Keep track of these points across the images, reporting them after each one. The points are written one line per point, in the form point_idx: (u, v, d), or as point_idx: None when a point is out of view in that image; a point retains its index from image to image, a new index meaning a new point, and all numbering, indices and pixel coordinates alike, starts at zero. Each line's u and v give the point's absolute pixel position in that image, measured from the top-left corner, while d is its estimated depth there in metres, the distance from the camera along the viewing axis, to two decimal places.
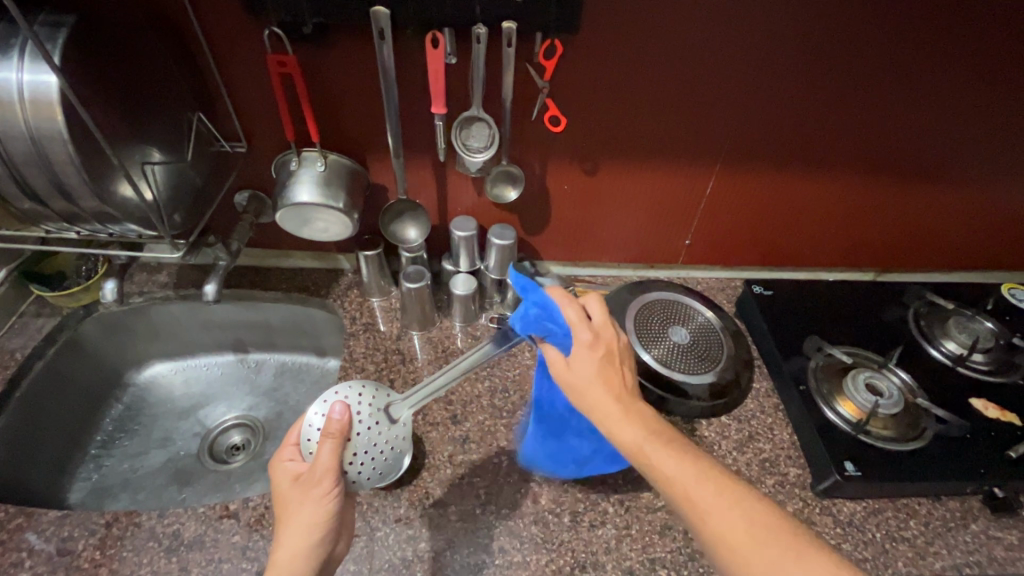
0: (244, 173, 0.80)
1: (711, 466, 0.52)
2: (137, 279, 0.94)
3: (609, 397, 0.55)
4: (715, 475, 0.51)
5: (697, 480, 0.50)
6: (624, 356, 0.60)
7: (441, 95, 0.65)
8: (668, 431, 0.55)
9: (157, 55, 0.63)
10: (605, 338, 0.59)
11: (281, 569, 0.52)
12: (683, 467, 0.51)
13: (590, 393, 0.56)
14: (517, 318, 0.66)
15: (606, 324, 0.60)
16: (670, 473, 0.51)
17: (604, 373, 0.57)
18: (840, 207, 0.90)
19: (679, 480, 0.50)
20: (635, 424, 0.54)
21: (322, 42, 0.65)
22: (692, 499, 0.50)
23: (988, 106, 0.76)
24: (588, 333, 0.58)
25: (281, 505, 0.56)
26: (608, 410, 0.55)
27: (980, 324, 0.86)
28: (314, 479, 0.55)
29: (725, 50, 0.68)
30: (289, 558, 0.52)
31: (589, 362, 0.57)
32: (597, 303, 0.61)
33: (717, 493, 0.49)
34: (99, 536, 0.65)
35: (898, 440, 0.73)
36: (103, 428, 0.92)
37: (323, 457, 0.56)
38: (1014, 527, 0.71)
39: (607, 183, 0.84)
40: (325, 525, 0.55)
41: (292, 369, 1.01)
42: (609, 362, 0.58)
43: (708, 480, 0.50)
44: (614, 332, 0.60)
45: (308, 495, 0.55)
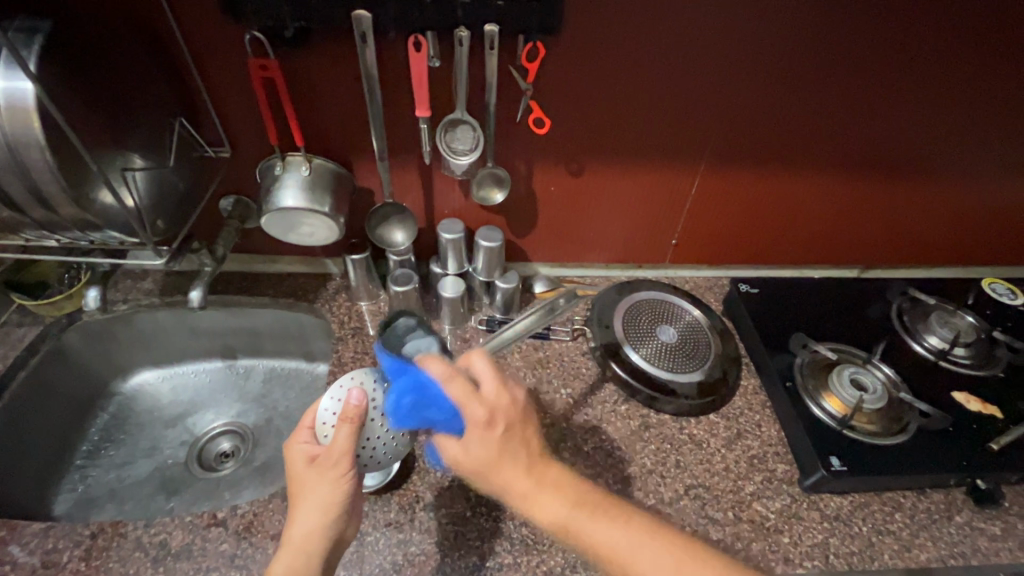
0: (229, 178, 0.80)
1: (645, 526, 0.52)
2: (122, 286, 0.93)
3: (524, 474, 0.53)
4: (649, 539, 0.51)
5: (629, 549, 0.50)
6: (526, 422, 0.56)
7: (425, 97, 0.65)
8: (595, 497, 0.54)
9: (137, 60, 0.62)
10: (498, 412, 0.55)
11: (297, 547, 0.54)
12: (614, 535, 0.51)
13: (505, 469, 0.53)
14: (392, 408, 0.58)
15: (498, 393, 0.55)
16: (604, 546, 0.51)
17: (507, 450, 0.54)
18: (824, 204, 0.91)
19: (611, 548, 0.51)
20: (554, 498, 0.53)
21: (304, 46, 0.65)
22: (630, 574, 0.49)
23: (965, 103, 0.77)
24: (481, 412, 0.54)
25: (296, 487, 0.56)
26: (520, 489, 0.53)
27: (961, 319, 0.87)
28: (326, 464, 0.55)
29: (707, 50, 0.69)
30: (303, 538, 0.54)
31: (486, 443, 0.53)
32: (483, 367, 0.56)
33: (659, 562, 0.49)
34: (84, 547, 0.64)
35: (883, 434, 0.74)
36: (89, 438, 0.91)
37: (338, 441, 0.55)
38: (997, 518, 0.72)
39: (593, 184, 0.85)
40: (339, 509, 0.55)
41: (281, 374, 1.00)
42: (510, 435, 0.55)
43: (643, 547, 0.50)
44: (508, 400, 0.56)
45: (322, 480, 0.55)
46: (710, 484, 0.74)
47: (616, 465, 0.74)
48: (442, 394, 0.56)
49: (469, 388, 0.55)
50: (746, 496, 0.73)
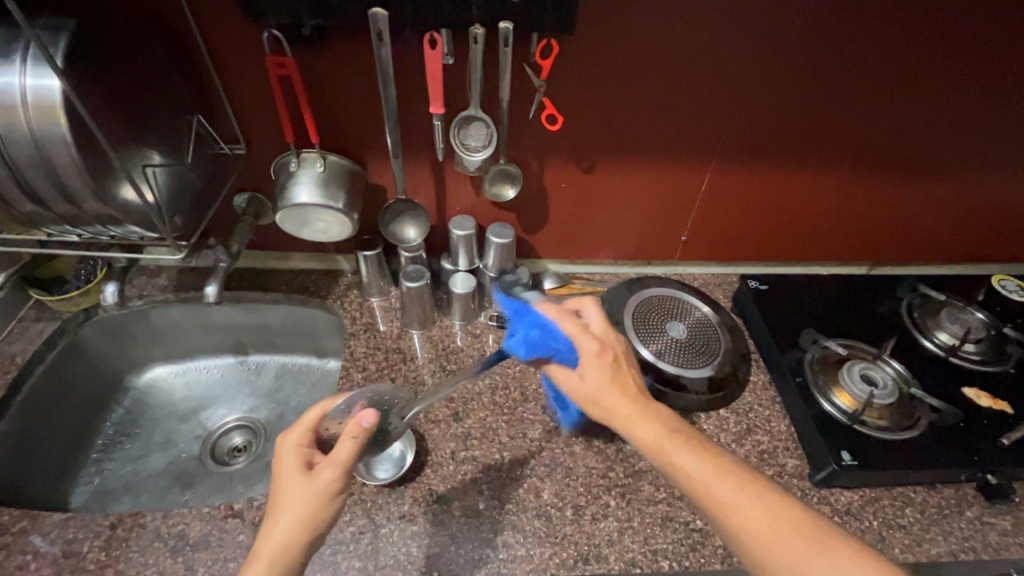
0: (243, 175, 0.81)
1: (731, 460, 0.54)
2: (137, 282, 0.94)
3: (626, 398, 0.59)
4: (735, 470, 0.53)
5: (717, 476, 0.52)
6: (630, 361, 0.64)
7: (439, 95, 0.66)
8: (688, 429, 0.57)
9: (157, 59, 0.63)
10: (608, 345, 0.63)
11: (264, 561, 0.51)
12: (702, 464, 0.53)
13: (606, 396, 0.59)
14: (518, 342, 0.64)
15: (607, 332, 0.65)
16: (693, 470, 0.53)
17: (616, 377, 0.60)
18: (834, 201, 0.92)
19: (699, 476, 0.52)
20: (651, 422, 0.57)
21: (320, 44, 0.65)
22: (715, 497, 0.51)
23: (978, 100, 0.77)
24: (592, 343, 0.62)
25: (281, 499, 0.53)
26: (623, 411, 0.58)
27: (972, 315, 0.87)
28: (324, 473, 0.53)
29: (719, 47, 0.69)
30: (275, 552, 0.51)
31: (600, 369, 0.60)
32: (593, 311, 0.67)
33: (743, 491, 0.51)
34: (104, 537, 0.65)
35: (894, 429, 0.74)
36: (104, 432, 0.92)
37: (342, 451, 0.54)
38: (1007, 513, 0.72)
39: (604, 181, 0.85)
40: (319, 531, 0.53)
41: (293, 370, 1.01)
42: (619, 365, 0.61)
43: (729, 475, 0.52)
44: (615, 339, 0.64)
45: (313, 495, 0.53)
46: None
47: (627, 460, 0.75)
48: (558, 331, 0.63)
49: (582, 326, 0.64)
50: None
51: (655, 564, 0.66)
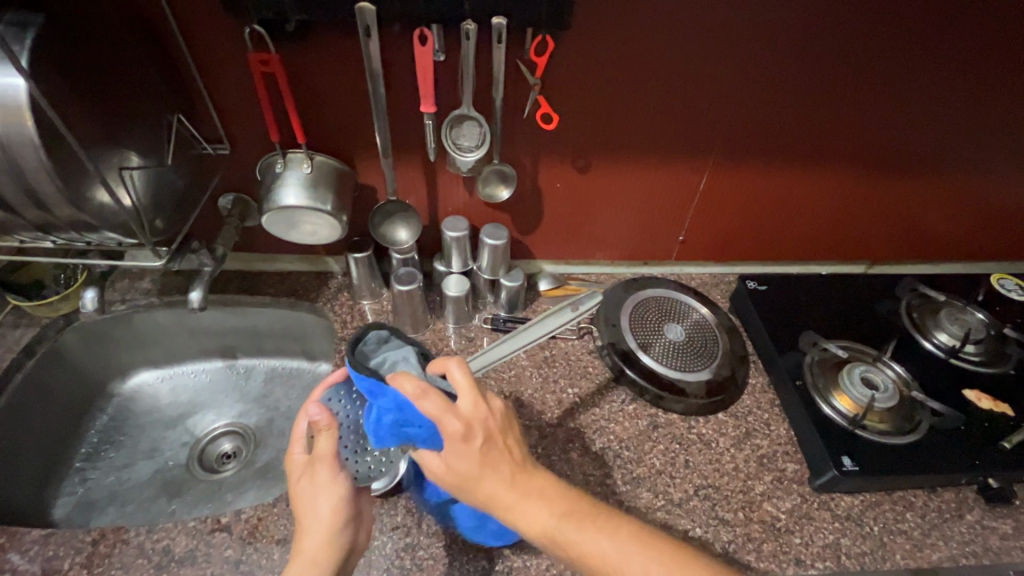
0: (228, 176, 0.78)
1: (632, 537, 0.51)
2: (119, 286, 0.91)
3: (506, 485, 0.52)
4: (636, 547, 0.51)
5: (620, 560, 0.50)
6: (512, 431, 0.55)
7: (431, 93, 0.64)
8: (582, 506, 0.53)
9: (132, 55, 0.60)
10: (476, 424, 0.51)
11: (306, 557, 0.54)
12: (603, 544, 0.51)
13: (479, 484, 0.52)
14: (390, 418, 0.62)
15: (475, 405, 0.51)
16: (592, 554, 0.50)
17: (488, 461, 0.52)
18: (832, 201, 0.90)
19: (611, 560, 0.50)
20: (541, 507, 0.52)
21: (306, 40, 0.63)
22: None
23: (978, 97, 0.75)
24: (457, 425, 0.50)
25: (298, 505, 0.57)
26: (506, 502, 0.52)
27: (971, 315, 0.86)
28: (318, 470, 0.57)
29: (719, 44, 0.67)
30: (314, 545, 0.55)
31: (464, 456, 0.51)
32: (458, 373, 0.52)
33: (647, 572, 0.49)
34: (85, 554, 0.63)
35: (895, 434, 0.73)
36: (88, 441, 0.90)
37: (322, 448, 0.58)
38: (1008, 516, 0.72)
39: (600, 180, 0.83)
40: (341, 513, 0.57)
41: (282, 374, 0.99)
42: (489, 447, 0.52)
43: (631, 553, 0.50)
44: (485, 413, 0.52)
45: (317, 487, 0.57)
46: (720, 484, 0.73)
47: (622, 466, 0.74)
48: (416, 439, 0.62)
49: (446, 401, 0.50)
50: (757, 496, 0.72)
51: None
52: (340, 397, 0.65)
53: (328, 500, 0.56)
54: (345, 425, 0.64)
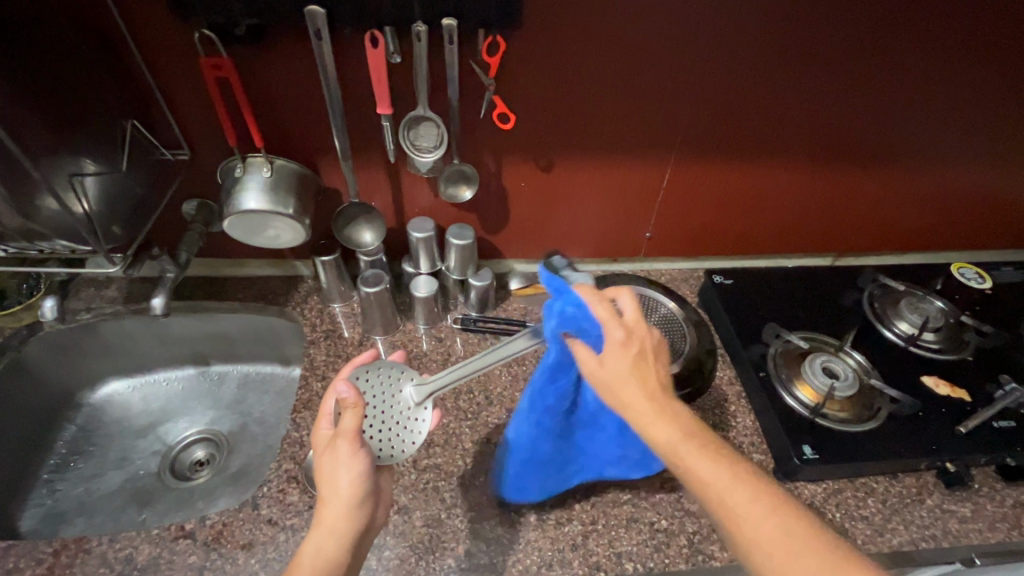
0: (189, 182, 0.78)
1: (746, 471, 0.49)
2: (84, 295, 0.91)
3: (643, 396, 0.53)
4: (748, 481, 0.48)
5: (731, 487, 0.48)
6: (659, 357, 0.57)
7: (386, 95, 0.64)
8: (706, 434, 0.52)
9: (81, 62, 0.60)
10: (636, 335, 0.56)
11: (326, 529, 0.52)
12: (716, 470, 0.49)
13: (622, 387, 0.54)
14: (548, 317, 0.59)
15: (638, 321, 0.57)
16: (706, 477, 0.49)
17: (639, 370, 0.54)
18: (795, 194, 0.92)
19: (715, 483, 0.48)
20: (667, 422, 0.51)
21: (258, 45, 0.63)
22: (725, 505, 0.47)
23: (931, 87, 0.77)
24: (619, 332, 0.55)
25: (321, 480, 0.55)
26: (637, 409, 0.52)
27: (930, 304, 0.89)
28: (338, 446, 0.55)
29: (673, 41, 0.69)
30: (334, 518, 0.53)
31: (623, 360, 0.55)
32: (628, 298, 0.58)
33: (755, 505, 0.47)
34: (46, 565, 0.62)
35: (855, 421, 0.74)
36: (56, 451, 0.89)
37: (344, 425, 0.56)
38: (967, 499, 0.73)
39: (564, 179, 0.84)
40: (360, 491, 0.54)
41: (255, 379, 0.98)
42: (641, 359, 0.55)
43: (742, 485, 0.48)
44: (646, 330, 0.56)
45: (336, 461, 0.54)
46: None
47: None
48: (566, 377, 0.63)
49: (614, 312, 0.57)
50: None
51: (620, 567, 0.65)
52: (368, 376, 0.69)
53: (347, 475, 0.54)
54: (372, 405, 0.68)
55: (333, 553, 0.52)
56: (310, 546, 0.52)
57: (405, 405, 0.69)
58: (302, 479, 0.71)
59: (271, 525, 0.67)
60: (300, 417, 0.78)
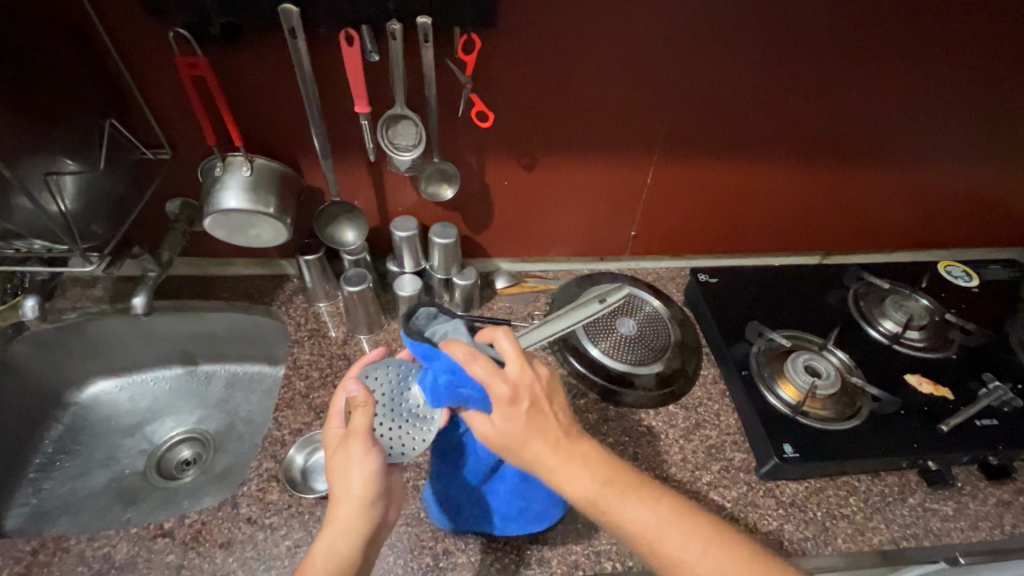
0: (171, 181, 0.78)
1: (672, 507, 0.51)
2: (70, 294, 0.91)
3: (547, 449, 0.52)
4: (675, 517, 0.50)
5: (661, 528, 0.49)
6: (556, 403, 0.54)
7: (363, 93, 0.64)
8: (626, 472, 0.52)
9: (57, 61, 0.60)
10: (522, 388, 0.53)
11: (342, 525, 0.53)
12: (643, 515, 0.50)
13: (525, 447, 0.52)
14: (427, 386, 0.60)
15: (521, 371, 0.53)
16: (634, 523, 0.49)
17: (534, 425, 0.52)
18: (781, 192, 0.92)
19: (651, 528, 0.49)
20: (585, 473, 0.51)
21: (235, 43, 0.63)
22: (658, 550, 0.49)
23: (913, 84, 0.77)
24: (504, 388, 0.52)
25: (332, 479, 0.55)
26: (548, 465, 0.51)
27: (915, 302, 0.89)
28: (350, 445, 0.55)
29: (652, 39, 0.68)
30: (349, 515, 0.53)
31: (513, 419, 0.52)
32: (507, 345, 0.54)
33: (687, 542, 0.49)
34: (24, 564, 0.63)
35: (837, 419, 0.74)
36: (42, 451, 0.89)
37: (355, 424, 0.55)
38: (949, 498, 0.73)
39: (547, 177, 0.84)
40: (374, 488, 0.54)
41: (242, 379, 0.98)
42: (535, 412, 0.52)
43: (670, 525, 0.49)
44: (532, 377, 0.53)
45: (348, 462, 0.54)
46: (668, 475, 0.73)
47: None
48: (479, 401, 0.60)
49: (494, 369, 0.53)
50: (703, 485, 0.73)
51: (598, 566, 0.65)
52: (377, 374, 0.68)
53: (358, 474, 0.54)
54: (381, 402, 0.66)
55: (346, 552, 0.52)
56: (322, 544, 0.52)
57: (415, 403, 0.67)
58: (283, 478, 0.71)
59: (249, 523, 0.67)
60: (282, 416, 0.78)
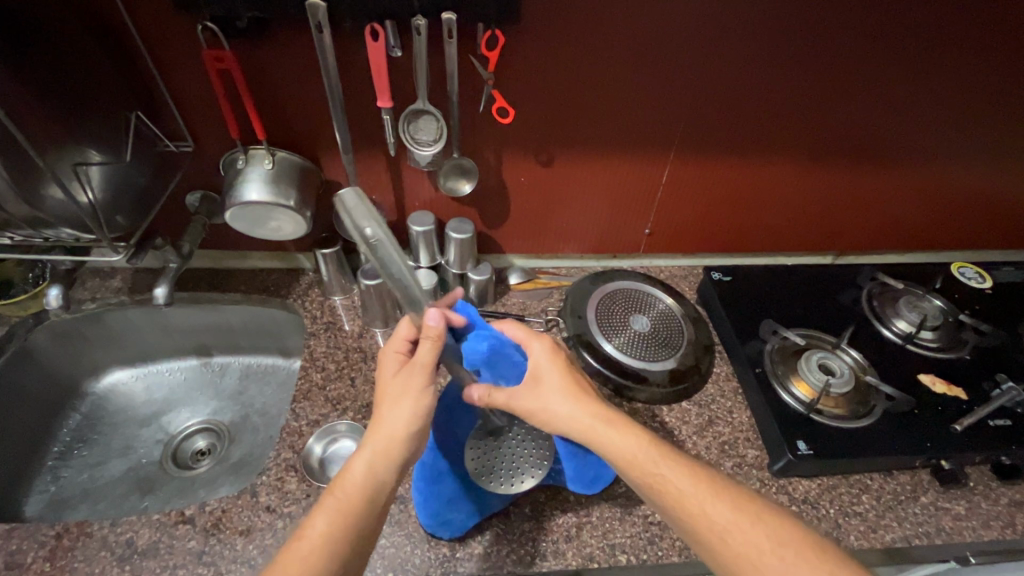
0: (193, 173, 0.79)
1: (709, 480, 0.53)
2: (89, 285, 0.92)
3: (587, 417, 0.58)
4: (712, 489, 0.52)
5: (697, 491, 0.52)
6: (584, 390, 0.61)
7: (386, 88, 0.65)
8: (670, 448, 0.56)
9: (85, 52, 0.61)
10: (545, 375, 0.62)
11: (382, 442, 0.54)
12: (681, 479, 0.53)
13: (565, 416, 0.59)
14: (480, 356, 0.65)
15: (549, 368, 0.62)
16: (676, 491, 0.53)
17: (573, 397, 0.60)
18: (796, 192, 0.92)
19: (693, 493, 0.52)
20: (620, 437, 0.57)
21: (260, 37, 0.63)
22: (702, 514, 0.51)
23: (932, 84, 0.77)
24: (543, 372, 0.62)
25: (384, 400, 0.56)
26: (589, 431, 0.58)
27: (929, 303, 0.89)
28: (414, 374, 0.56)
29: (672, 38, 0.69)
30: (392, 435, 0.54)
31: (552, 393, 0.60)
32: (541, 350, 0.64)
33: (721, 509, 0.51)
34: (48, 548, 0.64)
35: (850, 418, 0.75)
36: (60, 439, 0.90)
37: (423, 355, 0.57)
38: (961, 497, 0.73)
39: (563, 175, 0.84)
40: (422, 416, 0.55)
41: (256, 371, 0.99)
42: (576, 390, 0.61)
43: (708, 495, 0.52)
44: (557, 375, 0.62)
45: (406, 386, 0.56)
46: None
47: None
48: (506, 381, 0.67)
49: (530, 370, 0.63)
50: None
51: (613, 558, 0.66)
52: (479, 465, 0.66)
53: (403, 402, 0.55)
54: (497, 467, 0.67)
55: (383, 470, 0.53)
56: (359, 459, 0.53)
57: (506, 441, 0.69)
58: (301, 467, 0.72)
59: (269, 512, 0.68)
60: (300, 407, 0.78)
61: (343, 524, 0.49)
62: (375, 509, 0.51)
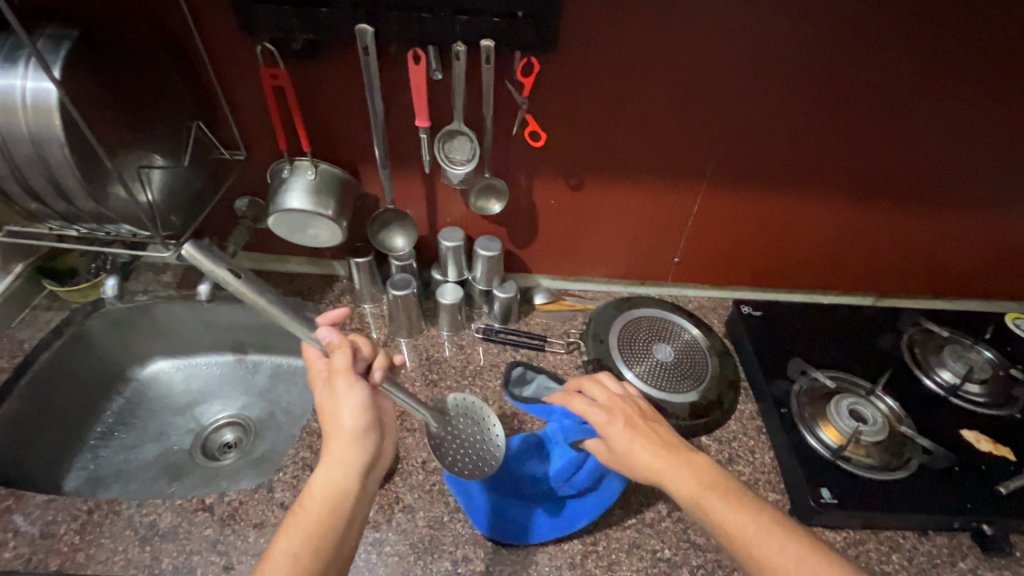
0: (243, 179, 0.84)
1: (769, 515, 0.52)
2: (143, 278, 0.99)
3: (656, 454, 0.58)
4: (772, 525, 0.51)
5: (758, 532, 0.50)
6: (643, 422, 0.62)
7: (425, 108, 0.68)
8: (728, 481, 0.55)
9: (158, 65, 0.67)
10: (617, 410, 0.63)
11: (337, 457, 0.55)
12: (743, 518, 0.51)
13: (635, 453, 0.59)
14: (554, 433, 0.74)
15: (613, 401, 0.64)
16: (733, 526, 0.51)
17: (638, 437, 0.60)
18: (835, 231, 0.90)
19: (745, 533, 0.50)
20: (687, 473, 0.56)
21: (312, 57, 0.68)
22: (757, 554, 0.49)
23: (982, 127, 0.74)
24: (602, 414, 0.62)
25: (325, 417, 0.60)
26: (655, 466, 0.57)
27: (978, 354, 0.84)
28: (336, 382, 0.60)
29: (705, 70, 0.69)
30: (345, 447, 0.56)
31: (622, 436, 0.60)
32: (595, 387, 0.67)
33: (785, 551, 0.49)
34: (80, 521, 0.68)
35: (882, 469, 0.71)
36: (104, 420, 0.96)
37: (337, 364, 0.61)
38: (1005, 568, 0.68)
39: (592, 199, 0.85)
40: (363, 414, 0.59)
41: (286, 371, 1.03)
42: (637, 427, 0.61)
43: (770, 532, 0.50)
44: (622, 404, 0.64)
45: (336, 397, 0.59)
46: None
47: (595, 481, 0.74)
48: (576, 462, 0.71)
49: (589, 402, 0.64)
50: None
51: None
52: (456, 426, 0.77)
53: (348, 407, 0.59)
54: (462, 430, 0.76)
55: (343, 479, 0.54)
56: (320, 476, 0.54)
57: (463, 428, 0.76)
58: (316, 467, 0.74)
59: (282, 508, 0.70)
60: None
61: (312, 547, 0.49)
62: (340, 531, 0.51)
